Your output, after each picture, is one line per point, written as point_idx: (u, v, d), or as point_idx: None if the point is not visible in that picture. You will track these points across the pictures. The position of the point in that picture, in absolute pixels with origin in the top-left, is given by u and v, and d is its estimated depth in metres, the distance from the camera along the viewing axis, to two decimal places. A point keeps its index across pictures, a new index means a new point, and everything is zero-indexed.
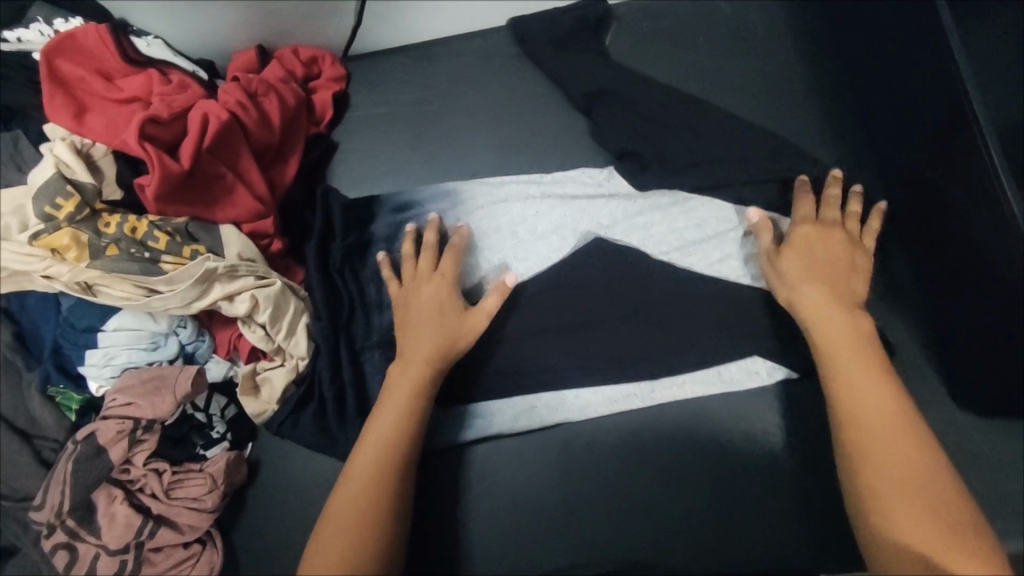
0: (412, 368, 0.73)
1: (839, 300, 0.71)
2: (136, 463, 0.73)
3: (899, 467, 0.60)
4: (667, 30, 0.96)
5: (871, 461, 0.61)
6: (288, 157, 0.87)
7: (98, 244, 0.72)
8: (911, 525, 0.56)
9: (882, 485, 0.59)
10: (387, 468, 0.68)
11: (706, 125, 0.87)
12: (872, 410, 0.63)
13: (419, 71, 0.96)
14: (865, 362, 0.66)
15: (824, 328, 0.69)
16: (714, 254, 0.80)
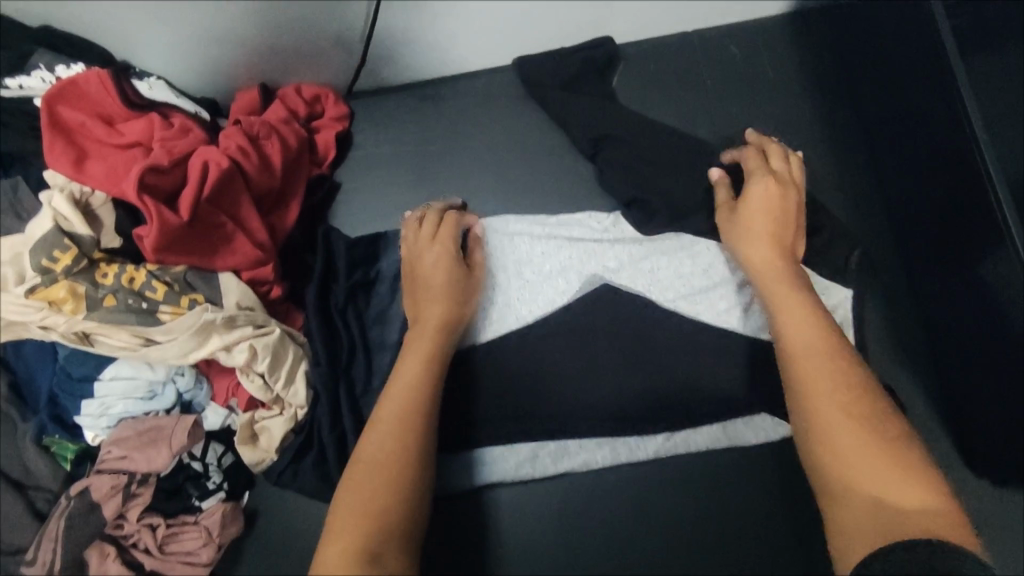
0: (413, 363, 0.71)
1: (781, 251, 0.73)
2: (129, 519, 0.72)
3: (855, 433, 0.56)
4: (674, 72, 0.95)
5: (829, 431, 0.57)
6: (290, 200, 0.86)
7: (96, 296, 0.71)
8: (864, 461, 0.55)
9: (832, 420, 0.58)
10: (399, 460, 0.64)
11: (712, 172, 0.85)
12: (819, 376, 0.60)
13: (423, 111, 0.94)
14: (817, 332, 0.64)
15: (780, 303, 0.68)
16: (720, 305, 0.79)
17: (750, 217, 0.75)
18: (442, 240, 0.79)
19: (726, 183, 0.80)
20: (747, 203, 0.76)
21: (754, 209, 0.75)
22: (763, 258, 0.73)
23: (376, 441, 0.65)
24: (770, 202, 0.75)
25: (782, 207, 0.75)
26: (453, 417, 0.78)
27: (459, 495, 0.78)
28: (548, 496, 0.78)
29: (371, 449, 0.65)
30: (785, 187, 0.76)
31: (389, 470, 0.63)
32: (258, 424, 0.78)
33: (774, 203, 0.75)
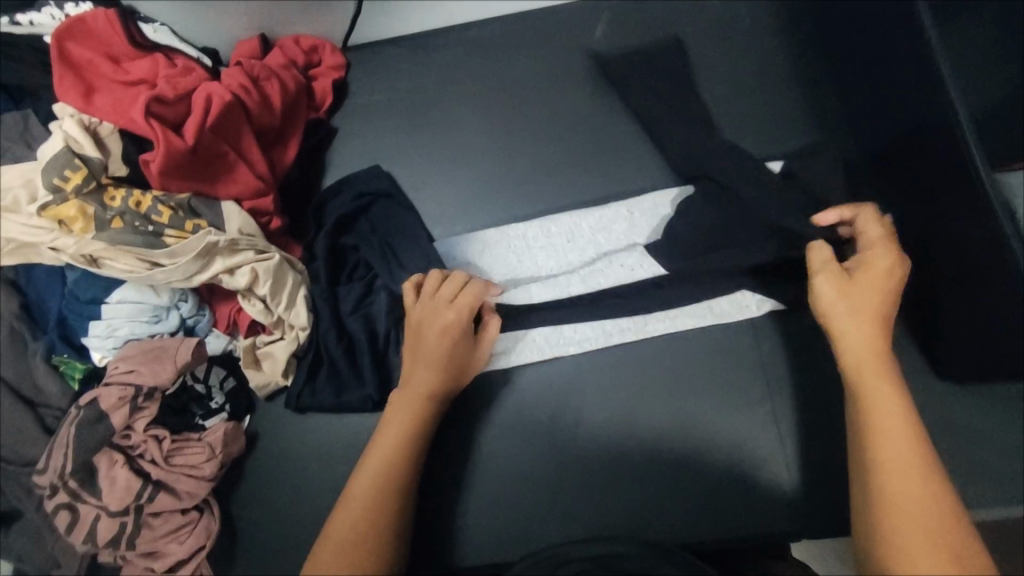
0: (422, 378, 0.73)
1: (879, 324, 0.65)
2: (136, 429, 0.75)
3: (915, 468, 0.58)
4: (654, 12, 0.95)
5: (883, 469, 0.58)
6: (288, 140, 0.90)
7: (104, 217, 0.74)
8: (915, 546, 0.54)
9: (887, 479, 0.58)
10: (394, 476, 0.68)
11: (690, 121, 0.88)
12: (896, 427, 0.60)
13: (416, 59, 0.97)
14: (877, 367, 0.63)
15: (866, 381, 0.63)
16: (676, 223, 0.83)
17: (856, 289, 0.67)
18: (460, 308, 0.75)
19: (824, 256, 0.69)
20: (867, 273, 0.67)
21: (872, 292, 0.66)
22: (858, 334, 0.65)
23: (373, 475, 0.68)
24: (892, 285, 0.67)
25: (898, 281, 0.68)
26: None
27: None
28: (534, 394, 0.81)
29: (365, 482, 0.68)
30: (904, 260, 0.69)
31: (376, 503, 0.66)
32: (261, 349, 0.82)
33: (889, 282, 0.67)
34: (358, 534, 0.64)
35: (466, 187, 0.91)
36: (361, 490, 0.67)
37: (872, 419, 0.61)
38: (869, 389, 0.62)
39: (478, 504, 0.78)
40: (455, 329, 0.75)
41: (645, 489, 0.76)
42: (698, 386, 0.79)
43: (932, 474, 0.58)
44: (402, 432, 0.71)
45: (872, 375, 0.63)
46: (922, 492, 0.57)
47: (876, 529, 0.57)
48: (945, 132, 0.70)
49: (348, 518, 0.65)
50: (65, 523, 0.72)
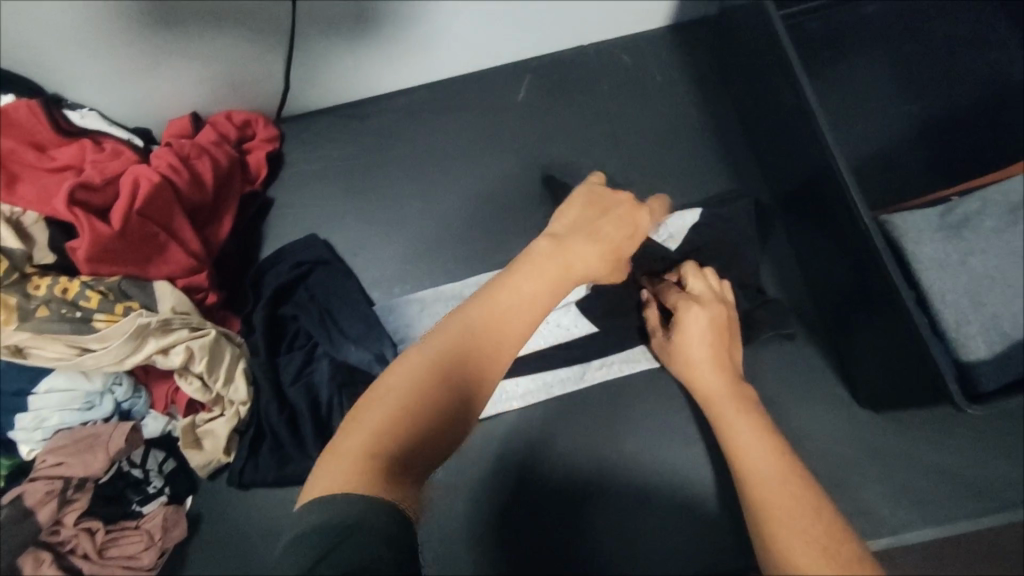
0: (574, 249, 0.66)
1: (709, 366, 0.75)
2: (66, 524, 0.72)
3: (777, 475, 0.62)
4: (573, 75, 1.00)
5: (742, 464, 0.65)
6: (223, 215, 0.91)
7: (28, 307, 0.73)
8: (777, 506, 0.58)
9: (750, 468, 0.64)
10: (503, 324, 0.56)
11: (611, 176, 0.94)
12: (754, 445, 0.66)
13: (350, 129, 1.00)
14: (729, 393, 0.73)
15: (722, 415, 0.72)
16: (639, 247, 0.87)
17: (679, 350, 0.77)
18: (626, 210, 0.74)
19: (658, 327, 0.80)
20: (682, 336, 0.76)
21: (687, 350, 0.76)
22: (702, 376, 0.75)
23: (488, 305, 0.56)
24: (705, 334, 0.75)
25: (712, 328, 0.76)
26: None
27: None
28: (479, 450, 0.83)
29: (485, 305, 0.56)
30: (713, 304, 0.77)
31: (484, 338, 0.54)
32: (200, 428, 0.81)
33: (698, 335, 0.75)
34: (453, 354, 0.52)
35: (404, 250, 0.93)
36: (480, 315, 0.55)
37: (737, 446, 0.68)
38: (725, 412, 0.72)
39: (430, 562, 0.79)
40: (622, 234, 0.72)
41: (591, 538, 0.78)
42: (637, 431, 0.82)
43: (792, 472, 0.62)
44: (538, 266, 0.62)
45: (730, 405, 0.72)
46: (775, 473, 0.62)
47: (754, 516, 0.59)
48: (828, 176, 0.75)
49: (445, 336, 0.53)
50: None
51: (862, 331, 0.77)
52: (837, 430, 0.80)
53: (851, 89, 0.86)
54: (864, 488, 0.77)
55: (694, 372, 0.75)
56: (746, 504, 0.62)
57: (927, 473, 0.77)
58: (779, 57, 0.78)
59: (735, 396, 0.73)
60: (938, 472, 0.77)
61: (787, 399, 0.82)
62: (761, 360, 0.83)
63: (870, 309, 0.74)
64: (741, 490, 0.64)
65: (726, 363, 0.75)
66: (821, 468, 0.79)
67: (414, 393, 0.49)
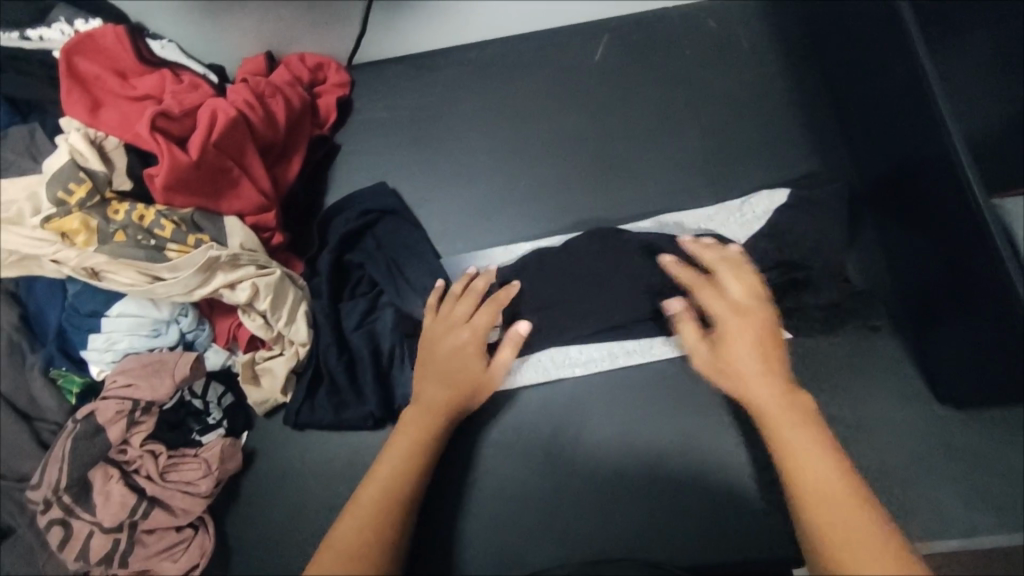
0: (438, 382, 0.74)
1: (770, 373, 0.67)
2: (133, 444, 0.74)
3: (830, 475, 0.57)
4: (654, 38, 0.96)
5: (798, 474, 0.58)
6: (292, 157, 0.90)
7: (107, 230, 0.74)
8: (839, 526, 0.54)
9: (808, 478, 0.58)
10: (402, 482, 0.66)
11: (688, 146, 0.91)
12: (811, 450, 0.59)
13: (421, 80, 0.97)
14: (784, 403, 0.64)
15: (777, 421, 0.63)
16: (729, 221, 0.84)
17: (724, 358, 0.71)
18: (468, 323, 0.77)
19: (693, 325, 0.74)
20: (727, 339, 0.71)
21: (739, 363, 0.69)
22: (754, 383, 0.67)
23: (388, 464, 0.67)
24: (753, 346, 0.70)
25: (757, 341, 0.70)
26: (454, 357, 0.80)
27: None
28: (538, 412, 0.81)
29: (380, 472, 0.66)
30: (763, 315, 0.72)
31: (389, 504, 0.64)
32: (259, 365, 0.82)
33: (748, 342, 0.70)
34: (364, 530, 0.61)
35: (468, 208, 0.91)
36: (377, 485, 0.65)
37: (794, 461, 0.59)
38: (780, 420, 0.63)
39: (478, 523, 0.77)
40: (475, 336, 0.76)
41: (647, 514, 0.75)
42: (700, 409, 0.78)
43: (847, 480, 0.57)
44: (412, 415, 0.72)
45: (787, 412, 0.64)
46: (830, 484, 0.57)
47: (812, 536, 0.55)
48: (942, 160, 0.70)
49: (352, 518, 0.62)
50: (58, 539, 0.70)
51: (951, 324, 0.73)
52: (910, 424, 0.76)
53: (959, 69, 0.80)
54: (934, 486, 0.74)
55: (750, 368, 0.68)
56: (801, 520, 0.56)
57: (1001, 477, 0.73)
58: (891, 23, 0.73)
59: (798, 408, 0.64)
60: (1015, 477, 0.73)
61: (859, 390, 0.78)
62: (836, 348, 0.80)
63: (970, 302, 0.70)
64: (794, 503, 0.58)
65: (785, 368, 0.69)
66: (892, 464, 0.75)
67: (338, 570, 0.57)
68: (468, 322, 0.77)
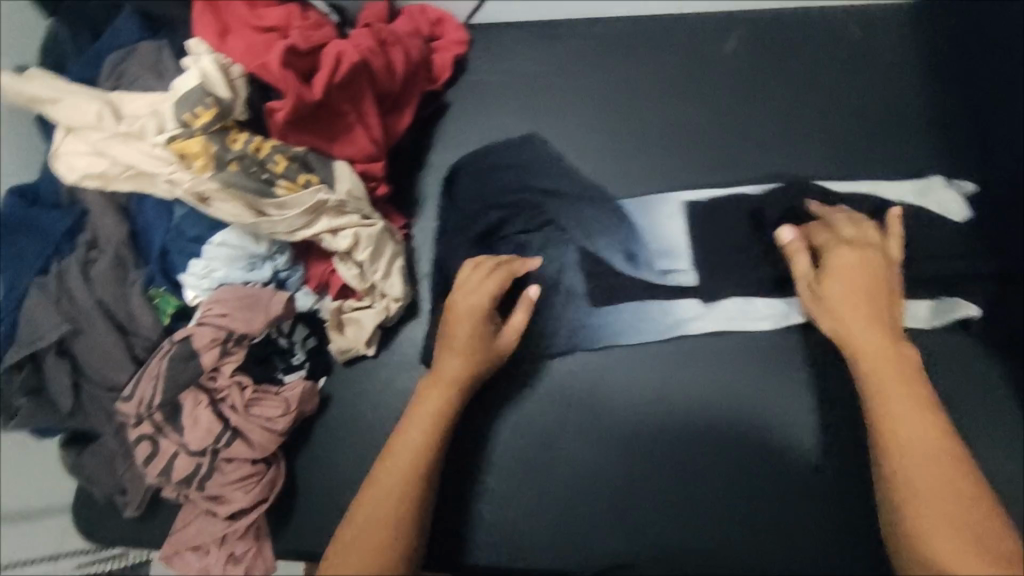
0: (456, 356, 0.74)
1: (882, 324, 0.71)
2: (223, 374, 0.75)
3: (924, 436, 0.62)
4: (793, 36, 0.91)
5: (902, 454, 0.62)
6: (404, 108, 0.88)
7: (223, 158, 0.73)
8: (931, 507, 0.58)
9: (908, 445, 0.62)
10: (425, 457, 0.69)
11: (813, 156, 0.86)
12: (909, 419, 0.63)
13: (542, 48, 0.94)
14: (896, 368, 0.67)
15: (879, 385, 0.67)
16: (919, 201, 0.84)
17: (848, 293, 0.72)
18: (485, 294, 0.77)
19: (802, 251, 0.77)
20: (841, 270, 0.73)
21: (838, 304, 0.72)
22: (871, 343, 0.69)
23: (411, 443, 0.69)
24: (858, 278, 0.72)
25: (872, 275, 0.73)
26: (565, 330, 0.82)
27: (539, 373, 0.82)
28: (540, 397, 0.81)
29: (393, 455, 0.69)
30: (870, 250, 0.74)
31: (411, 479, 0.67)
32: (346, 314, 0.81)
33: (858, 275, 0.73)
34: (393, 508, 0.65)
35: (575, 185, 0.88)
36: (399, 465, 0.68)
37: (884, 413, 0.65)
38: (883, 385, 0.66)
39: (545, 503, 0.78)
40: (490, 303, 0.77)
41: (709, 519, 0.77)
42: (780, 426, 0.78)
43: (948, 442, 0.62)
44: (425, 396, 0.73)
45: (892, 377, 0.67)
46: (932, 450, 0.61)
47: (893, 498, 0.61)
48: None
49: (377, 496, 0.66)
50: (145, 454, 0.73)
51: None
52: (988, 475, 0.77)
53: None
54: None
55: (859, 324, 0.71)
56: (893, 492, 0.61)
57: None
58: None
59: (905, 375, 0.67)
60: None
61: None
62: (934, 388, 0.78)
63: None
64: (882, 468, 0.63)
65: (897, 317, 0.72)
66: None
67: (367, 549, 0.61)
68: (485, 291, 0.77)
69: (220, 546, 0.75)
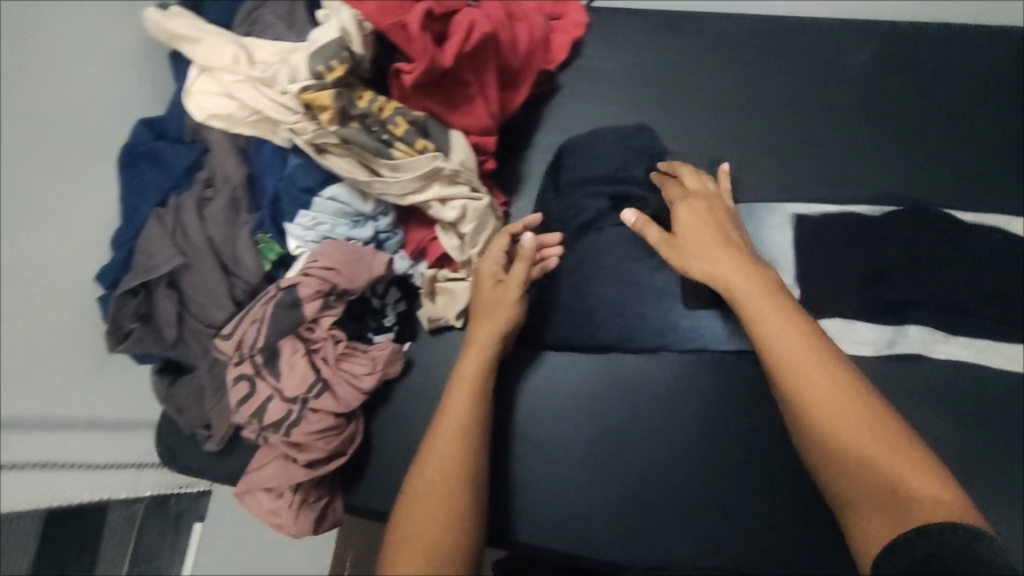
0: (485, 325, 0.75)
1: (734, 251, 0.70)
2: (321, 325, 0.77)
3: (830, 374, 0.58)
4: (924, 55, 0.88)
5: (818, 395, 0.58)
6: (519, 85, 0.86)
7: (349, 114, 0.75)
8: (863, 451, 0.55)
9: (821, 389, 0.58)
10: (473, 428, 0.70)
11: (934, 183, 0.83)
12: (809, 356, 0.59)
13: (662, 39, 0.92)
14: (773, 302, 0.64)
15: (765, 323, 0.62)
16: None
17: (697, 233, 0.72)
18: (493, 257, 0.77)
19: (646, 222, 0.76)
20: (687, 222, 0.74)
21: (692, 243, 0.72)
22: (729, 274, 0.67)
23: (457, 415, 0.70)
24: (703, 223, 0.73)
25: (716, 219, 0.74)
26: (655, 329, 0.81)
27: (624, 366, 0.81)
28: (578, 382, 0.82)
29: (441, 427, 0.69)
30: (711, 199, 0.76)
31: (464, 448, 0.68)
32: (440, 283, 0.82)
33: (705, 218, 0.73)
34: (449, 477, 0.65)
35: None
36: (449, 440, 0.68)
37: (784, 356, 0.60)
38: (767, 323, 0.62)
39: (616, 498, 0.77)
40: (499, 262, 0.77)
41: (783, 536, 0.75)
42: None
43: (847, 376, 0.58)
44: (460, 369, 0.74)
45: (770, 311, 0.63)
46: (839, 386, 0.58)
47: (827, 452, 0.57)
48: None
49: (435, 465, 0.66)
50: (240, 394, 0.74)
51: None
52: None
53: None
54: None
55: (722, 258, 0.69)
56: (825, 444, 0.57)
57: None
58: None
59: (781, 305, 0.63)
60: None
61: None
62: None
63: None
64: (806, 424, 0.58)
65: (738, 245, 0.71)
66: None
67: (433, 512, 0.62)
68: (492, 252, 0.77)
69: (295, 491, 0.75)
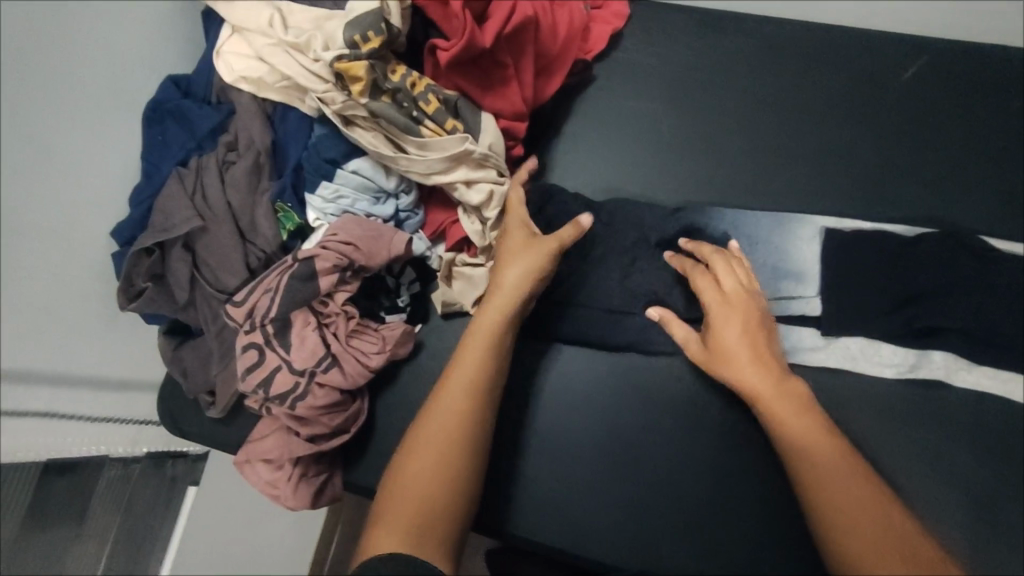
0: (503, 282, 0.72)
1: (761, 347, 0.69)
2: (335, 300, 0.76)
3: (841, 463, 0.61)
4: (975, 77, 0.85)
5: (827, 487, 0.59)
6: (554, 73, 0.84)
7: (381, 87, 0.73)
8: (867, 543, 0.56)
9: (831, 480, 0.60)
10: (483, 390, 0.67)
11: (973, 208, 0.81)
12: (821, 447, 0.62)
13: (706, 38, 0.90)
14: (790, 392, 0.66)
15: (787, 416, 0.64)
16: None
17: (723, 336, 0.70)
18: (520, 226, 0.76)
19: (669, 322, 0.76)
20: (718, 324, 0.71)
21: (730, 351, 0.69)
22: (753, 375, 0.67)
23: (465, 370, 0.67)
24: (736, 327, 0.70)
25: (750, 310, 0.71)
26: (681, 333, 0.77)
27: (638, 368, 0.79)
28: (591, 377, 0.79)
29: (448, 382, 0.67)
30: (745, 292, 0.72)
31: (469, 411, 0.65)
32: (457, 268, 0.80)
33: (742, 312, 0.71)
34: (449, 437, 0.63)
35: (711, 185, 0.84)
36: (454, 398, 0.65)
37: (798, 448, 0.62)
38: (785, 414, 0.64)
39: (622, 502, 0.73)
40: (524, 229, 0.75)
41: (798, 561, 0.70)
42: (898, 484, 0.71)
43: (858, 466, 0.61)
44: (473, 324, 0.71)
45: (790, 407, 0.65)
46: (845, 478, 0.60)
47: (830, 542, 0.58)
48: None
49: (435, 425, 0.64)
50: (248, 363, 0.72)
51: None
52: None
53: None
54: None
55: (744, 354, 0.68)
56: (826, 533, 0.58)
57: None
58: None
59: (798, 399, 0.65)
60: None
61: None
62: None
63: None
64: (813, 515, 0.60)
65: (768, 334, 0.70)
66: None
67: (427, 474, 0.61)
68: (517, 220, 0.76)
69: (294, 464, 0.74)
